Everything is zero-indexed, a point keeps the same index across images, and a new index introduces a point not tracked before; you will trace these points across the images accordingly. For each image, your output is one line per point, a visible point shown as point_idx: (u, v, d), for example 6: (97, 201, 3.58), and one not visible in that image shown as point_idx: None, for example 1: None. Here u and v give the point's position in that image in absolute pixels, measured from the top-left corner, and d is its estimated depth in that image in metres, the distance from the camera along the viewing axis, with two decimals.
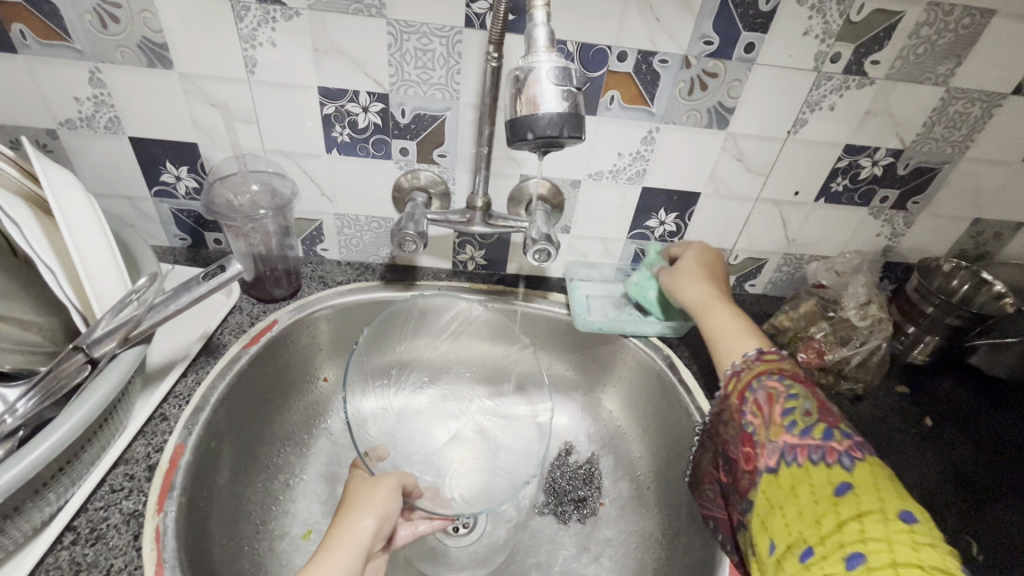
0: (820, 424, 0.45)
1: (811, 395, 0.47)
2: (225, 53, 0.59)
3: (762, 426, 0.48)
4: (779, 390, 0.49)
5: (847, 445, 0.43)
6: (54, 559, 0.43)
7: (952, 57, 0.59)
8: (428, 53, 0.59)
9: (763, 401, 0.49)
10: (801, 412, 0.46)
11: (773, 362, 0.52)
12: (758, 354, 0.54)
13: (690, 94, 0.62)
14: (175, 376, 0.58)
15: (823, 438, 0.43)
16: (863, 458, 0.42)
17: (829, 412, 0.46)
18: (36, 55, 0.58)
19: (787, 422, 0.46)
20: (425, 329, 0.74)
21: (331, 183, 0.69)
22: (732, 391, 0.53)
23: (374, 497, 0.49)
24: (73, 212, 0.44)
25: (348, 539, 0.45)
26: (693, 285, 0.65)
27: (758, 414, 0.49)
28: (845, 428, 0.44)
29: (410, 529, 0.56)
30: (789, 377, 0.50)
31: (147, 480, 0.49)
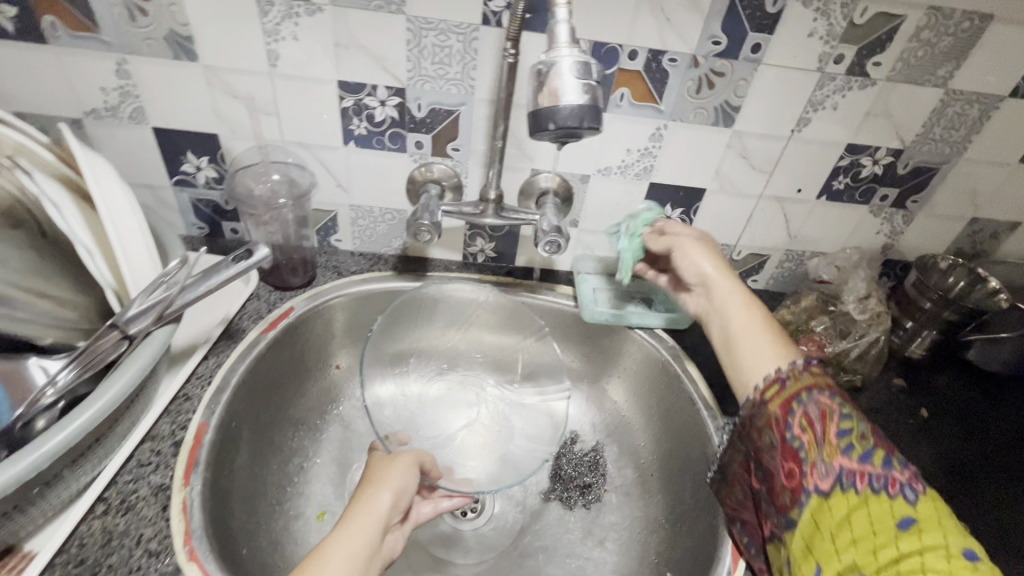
0: (878, 452, 0.46)
1: (863, 419, 0.49)
2: (249, 46, 0.61)
3: (813, 443, 0.48)
4: (833, 410, 0.49)
5: (907, 476, 0.45)
6: (88, 527, 0.45)
7: (951, 60, 0.61)
8: (445, 49, 0.61)
9: (815, 418, 0.49)
10: (858, 436, 0.47)
11: (819, 377, 0.52)
12: (805, 364, 0.53)
13: (698, 93, 0.64)
14: (197, 358, 0.60)
15: (884, 468, 0.45)
16: (924, 492, 0.44)
17: (879, 436, 0.48)
18: (65, 46, 0.60)
19: (844, 445, 0.47)
20: (437, 317, 0.77)
21: (347, 175, 0.71)
22: (773, 399, 0.52)
23: (391, 474, 0.51)
24: (111, 198, 0.46)
25: (367, 510, 0.47)
26: (714, 276, 0.61)
27: (809, 430, 0.49)
28: (899, 457, 0.46)
29: (433, 506, 0.57)
30: (839, 395, 0.50)
31: (174, 455, 0.51)
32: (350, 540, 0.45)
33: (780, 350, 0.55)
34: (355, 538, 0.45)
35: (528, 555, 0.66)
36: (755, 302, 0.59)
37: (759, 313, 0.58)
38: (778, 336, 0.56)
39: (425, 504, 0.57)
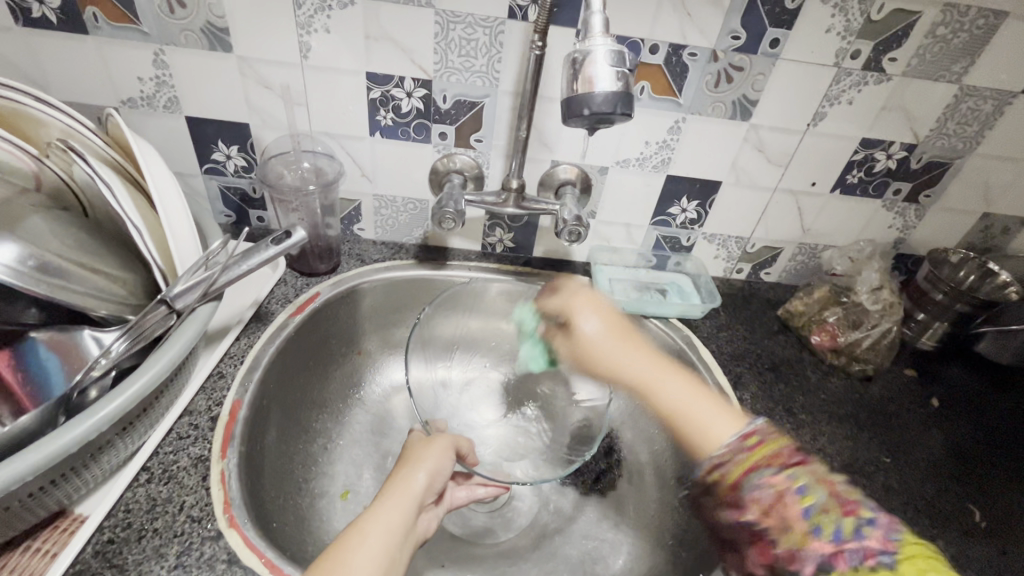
0: (845, 520, 0.36)
1: (818, 480, 0.39)
2: (282, 38, 0.63)
3: (778, 529, 0.38)
4: (786, 486, 0.39)
5: (880, 537, 0.35)
6: (133, 493, 0.47)
7: (966, 56, 0.63)
8: (471, 43, 0.63)
9: (771, 501, 0.39)
10: (820, 509, 0.37)
11: (760, 448, 0.42)
12: (739, 437, 0.43)
13: (716, 87, 0.66)
14: (230, 339, 0.62)
15: (857, 539, 0.35)
16: (900, 546, 0.35)
17: (840, 493, 0.38)
18: (106, 36, 0.62)
19: (812, 525, 0.37)
20: (477, 309, 0.78)
21: (372, 165, 0.73)
22: (720, 485, 0.42)
23: (427, 454, 0.53)
24: (162, 188, 0.50)
25: (404, 488, 0.49)
26: (621, 346, 0.55)
27: (768, 515, 0.39)
28: (867, 513, 0.37)
29: (467, 492, 0.58)
30: (785, 463, 0.40)
31: (210, 429, 0.53)
32: (387, 516, 0.45)
33: (726, 409, 0.47)
34: (392, 515, 0.46)
35: (547, 536, 0.68)
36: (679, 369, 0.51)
37: (687, 378, 0.50)
38: (713, 397, 0.48)
39: (459, 490, 0.57)
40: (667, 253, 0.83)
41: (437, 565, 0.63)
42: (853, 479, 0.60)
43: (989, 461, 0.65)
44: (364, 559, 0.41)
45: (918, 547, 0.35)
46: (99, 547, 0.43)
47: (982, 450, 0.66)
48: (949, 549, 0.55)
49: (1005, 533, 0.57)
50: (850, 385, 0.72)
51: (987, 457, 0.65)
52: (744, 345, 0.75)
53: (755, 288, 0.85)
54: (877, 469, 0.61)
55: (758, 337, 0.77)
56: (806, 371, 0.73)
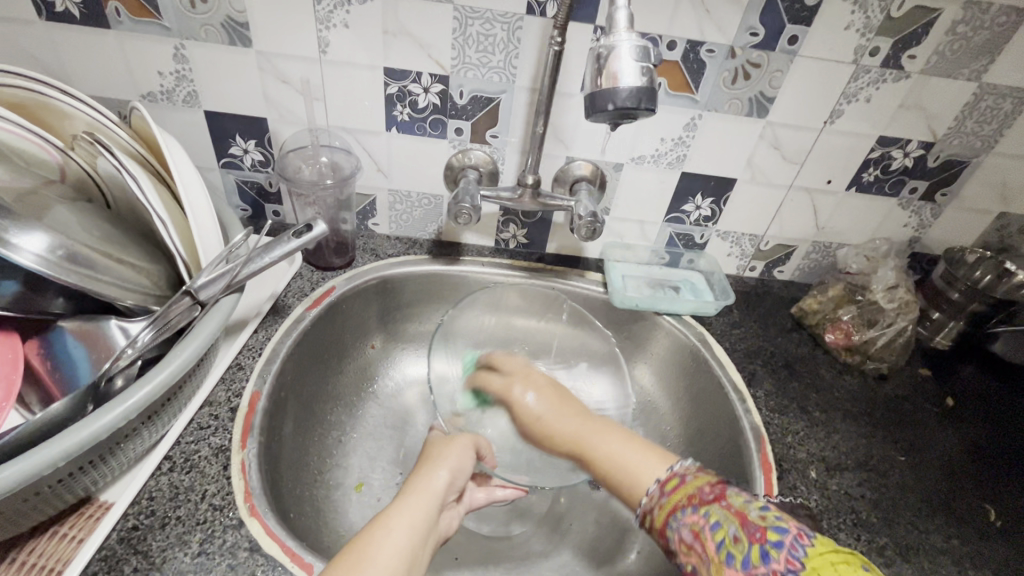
0: (753, 546, 0.37)
1: (730, 512, 0.40)
2: (300, 33, 0.63)
3: (701, 567, 0.39)
4: (700, 523, 0.40)
5: (786, 557, 0.35)
6: (156, 482, 0.48)
7: (986, 54, 0.62)
8: (489, 38, 0.63)
9: (690, 539, 0.40)
10: (732, 540, 0.38)
11: (680, 490, 0.44)
12: (661, 483, 0.45)
13: (733, 83, 0.66)
14: (248, 331, 0.63)
15: (764, 564, 0.36)
16: (805, 563, 0.35)
17: (754, 521, 0.39)
18: (128, 30, 0.63)
19: (723, 557, 0.38)
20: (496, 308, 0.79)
21: (388, 160, 0.74)
22: (654, 532, 0.44)
23: (448, 454, 0.53)
24: (184, 178, 0.50)
25: (426, 487, 0.49)
26: (563, 415, 0.59)
27: (690, 554, 0.40)
28: (774, 535, 0.37)
29: (486, 493, 0.60)
30: (701, 501, 0.42)
31: (230, 420, 0.54)
32: (409, 513, 0.46)
33: (653, 454, 0.50)
34: (414, 512, 0.46)
35: (559, 531, 0.68)
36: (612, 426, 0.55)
37: (616, 432, 0.54)
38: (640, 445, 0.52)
39: (479, 492, 0.60)
40: (680, 250, 0.83)
41: (451, 558, 0.63)
42: (867, 476, 0.60)
43: (1003, 460, 0.64)
44: (388, 553, 0.42)
45: (828, 559, 0.35)
46: (124, 534, 0.44)
47: (996, 449, 0.66)
48: (965, 547, 0.54)
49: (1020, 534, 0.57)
50: (864, 383, 0.72)
51: (1001, 457, 0.65)
52: (757, 342, 0.75)
53: (768, 286, 0.85)
54: (892, 468, 0.61)
55: (771, 335, 0.77)
56: (820, 369, 0.73)
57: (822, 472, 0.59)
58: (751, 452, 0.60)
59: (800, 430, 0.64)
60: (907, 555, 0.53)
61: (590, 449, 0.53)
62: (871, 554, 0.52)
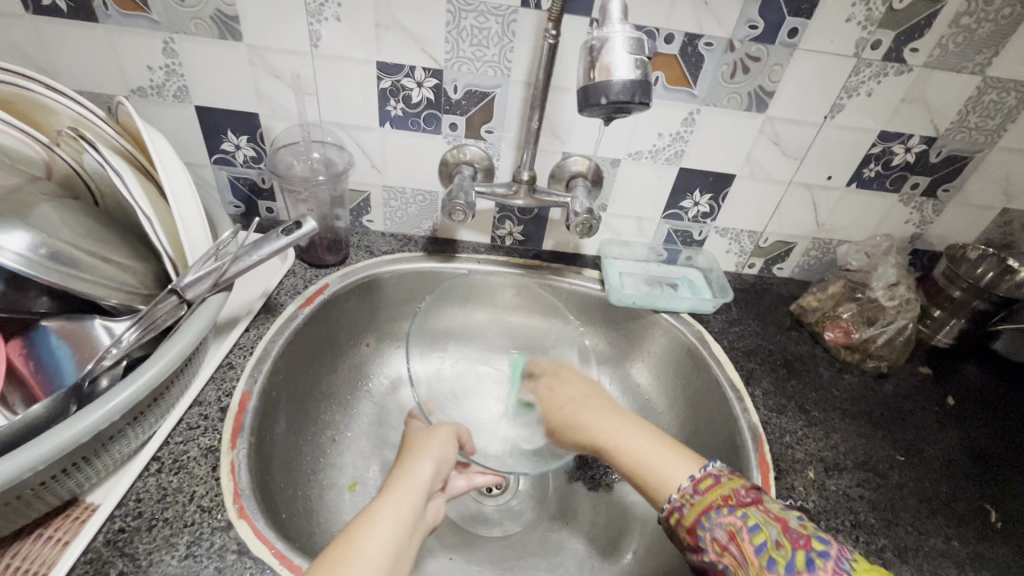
0: (797, 552, 0.38)
1: (770, 517, 0.41)
2: (291, 26, 0.62)
3: (736, 566, 0.40)
4: (738, 524, 0.41)
5: (833, 566, 0.37)
6: (144, 483, 0.47)
7: (990, 46, 0.61)
8: (483, 31, 0.62)
9: (725, 539, 0.41)
10: (774, 545, 0.39)
11: (714, 490, 0.44)
12: (694, 483, 0.45)
13: (732, 78, 0.64)
14: (239, 330, 0.62)
15: (809, 571, 0.37)
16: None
17: (794, 530, 0.40)
18: (116, 24, 0.62)
19: (765, 561, 0.38)
20: (484, 301, 0.80)
21: (381, 155, 0.73)
22: (678, 530, 0.45)
23: (431, 445, 0.53)
24: (171, 175, 0.49)
25: (411, 478, 0.49)
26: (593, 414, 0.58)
27: (724, 554, 0.41)
28: (818, 545, 0.38)
29: (467, 480, 0.59)
30: (740, 504, 0.42)
31: (220, 420, 0.53)
32: (395, 505, 0.45)
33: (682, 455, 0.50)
34: (400, 504, 0.45)
35: (554, 531, 0.68)
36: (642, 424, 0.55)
37: (644, 430, 0.54)
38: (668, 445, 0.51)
39: (459, 479, 0.58)
40: (678, 247, 0.82)
41: (445, 558, 0.63)
42: (867, 476, 0.59)
43: (1004, 460, 0.64)
44: (374, 545, 0.41)
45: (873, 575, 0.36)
46: (111, 536, 0.43)
47: (997, 449, 0.65)
48: (964, 548, 0.54)
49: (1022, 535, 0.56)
50: (864, 382, 0.71)
51: (1002, 457, 0.64)
52: (756, 340, 0.74)
53: (768, 283, 0.84)
54: (891, 467, 0.60)
55: (770, 332, 0.76)
56: (819, 367, 0.72)
57: (821, 472, 0.59)
58: (748, 452, 0.60)
59: (798, 430, 0.63)
60: (905, 556, 0.52)
61: (617, 447, 0.53)
62: (869, 556, 0.52)
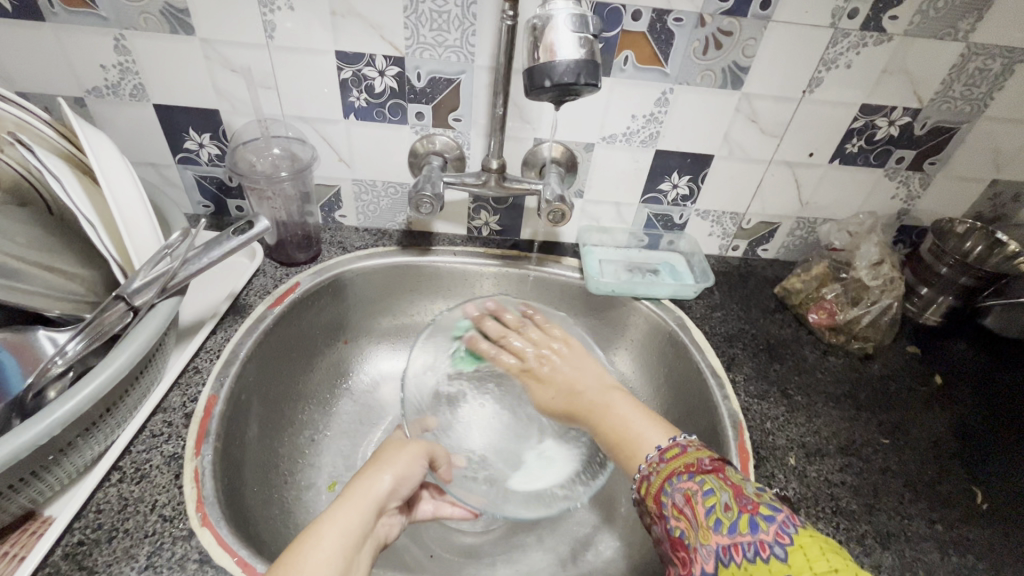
0: (743, 515, 0.37)
1: (726, 483, 0.39)
2: (244, 17, 0.60)
3: (688, 528, 0.39)
4: (694, 488, 0.40)
5: (776, 530, 0.35)
6: (104, 493, 0.46)
7: (972, 11, 0.58)
8: (443, 15, 0.60)
9: (682, 503, 0.40)
10: (722, 506, 0.38)
11: (678, 459, 0.43)
12: (661, 453, 0.45)
13: (704, 54, 0.62)
14: (205, 333, 0.61)
15: (752, 533, 0.36)
16: (794, 539, 0.35)
17: (747, 495, 0.38)
18: (63, 23, 0.60)
19: (714, 521, 0.37)
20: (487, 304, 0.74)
21: (348, 148, 0.71)
22: (646, 498, 0.44)
23: (398, 458, 0.51)
24: (114, 178, 0.48)
25: (365, 491, 0.47)
26: (585, 388, 0.59)
27: (679, 517, 0.40)
28: (766, 510, 0.37)
29: (435, 508, 0.57)
30: (701, 472, 0.41)
31: (185, 427, 0.52)
32: (344, 520, 0.44)
33: (658, 424, 0.50)
34: (351, 517, 0.44)
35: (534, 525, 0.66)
36: (623, 395, 0.55)
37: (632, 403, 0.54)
38: (650, 415, 0.52)
39: (426, 504, 0.56)
40: (659, 231, 0.80)
41: (426, 556, 0.62)
42: (850, 461, 0.58)
43: (993, 441, 0.62)
44: (318, 560, 0.40)
45: (817, 542, 0.35)
46: (69, 549, 0.43)
47: (987, 429, 0.63)
48: (948, 532, 0.52)
49: (1011, 518, 0.55)
50: (849, 364, 0.69)
51: (988, 438, 0.62)
52: (738, 325, 0.73)
53: (752, 266, 0.83)
54: (875, 451, 0.59)
55: (753, 317, 0.74)
56: (803, 350, 0.70)
57: (802, 458, 0.57)
58: (728, 440, 0.58)
59: (779, 416, 0.61)
60: (887, 542, 0.51)
61: (604, 416, 0.54)
62: (850, 543, 0.51)
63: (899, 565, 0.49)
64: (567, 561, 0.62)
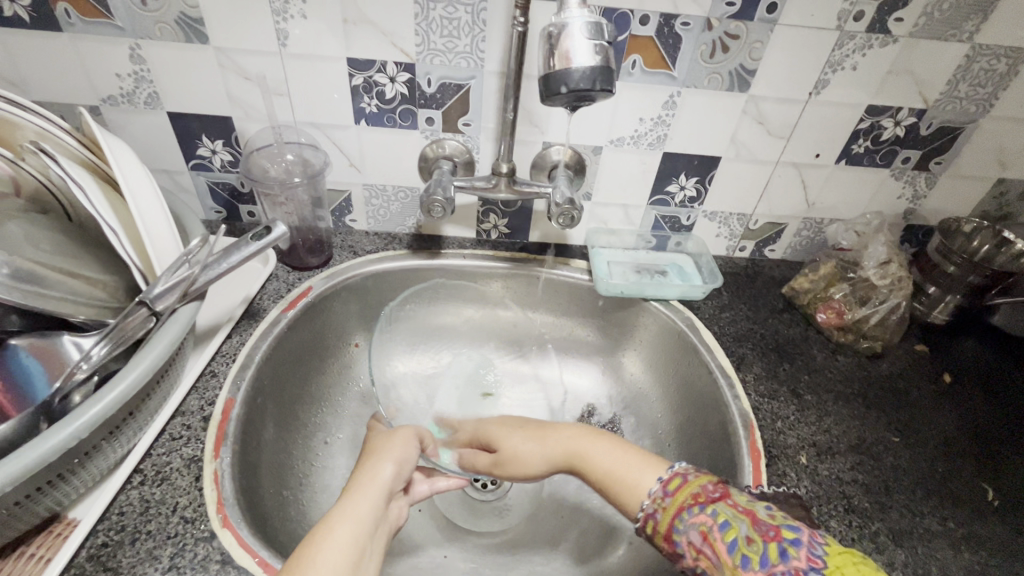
0: (769, 545, 0.37)
1: (739, 511, 0.40)
2: (258, 26, 0.61)
3: (712, 569, 0.39)
4: (709, 523, 0.40)
5: (806, 555, 0.36)
6: (126, 496, 0.47)
7: (977, 13, 0.59)
8: (453, 22, 0.60)
9: (700, 541, 0.40)
10: (745, 540, 0.38)
11: (683, 491, 0.43)
12: (663, 487, 0.45)
13: (712, 57, 0.63)
14: (221, 337, 0.62)
15: (783, 561, 0.36)
16: (826, 561, 0.35)
17: (764, 522, 0.39)
18: (80, 33, 0.60)
19: (739, 558, 0.37)
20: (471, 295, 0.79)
21: (359, 153, 0.72)
22: (659, 541, 0.43)
23: (393, 445, 0.51)
24: (134, 185, 0.50)
25: (369, 482, 0.47)
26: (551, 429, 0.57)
27: (700, 558, 0.40)
28: (789, 534, 0.37)
29: (430, 484, 0.56)
30: (710, 503, 0.42)
31: (204, 429, 0.53)
32: (354, 510, 0.44)
33: (648, 459, 0.50)
34: (360, 507, 0.45)
35: (545, 525, 0.67)
36: (602, 434, 0.54)
37: (612, 442, 0.53)
38: (635, 452, 0.51)
39: (421, 483, 0.56)
40: (666, 233, 0.81)
41: (439, 556, 0.63)
42: (860, 459, 0.58)
43: (1002, 438, 0.62)
44: (333, 548, 0.41)
45: (845, 558, 0.36)
46: (94, 551, 0.43)
47: (995, 426, 0.63)
48: (960, 529, 0.53)
49: (1022, 515, 0.55)
50: (857, 363, 0.70)
51: (997, 436, 0.62)
52: (747, 325, 0.73)
53: (759, 266, 0.83)
54: (886, 450, 0.59)
55: (762, 317, 0.75)
56: (812, 350, 0.71)
57: (813, 457, 0.58)
58: (740, 439, 0.59)
59: (790, 415, 0.62)
60: (900, 539, 0.51)
61: (586, 457, 0.52)
62: (864, 541, 0.51)
63: (912, 562, 0.50)
64: (579, 561, 0.63)
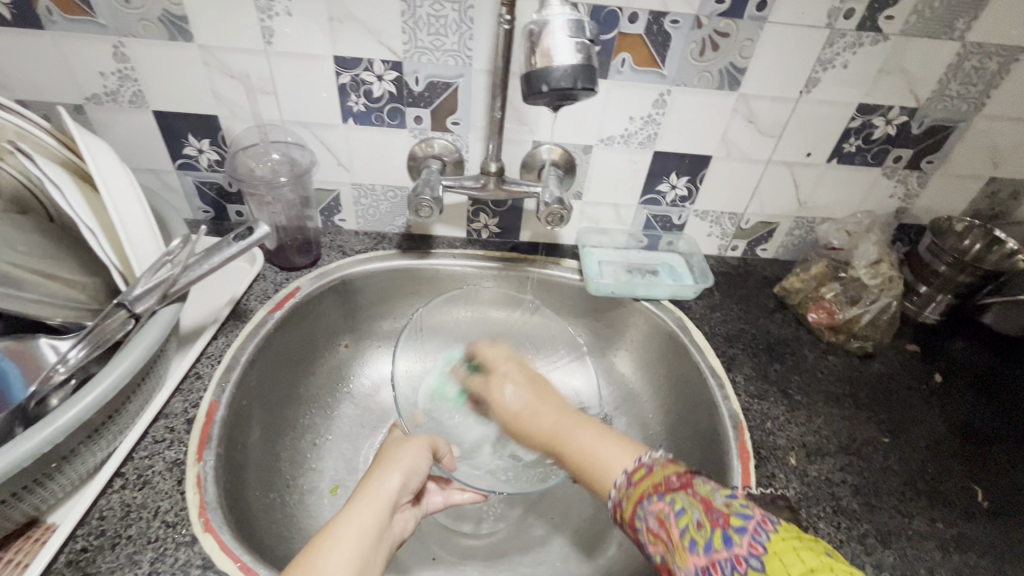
0: (716, 531, 0.36)
1: (695, 498, 0.38)
2: (243, 23, 0.60)
3: (666, 553, 0.38)
4: (666, 510, 0.39)
5: (749, 542, 0.35)
6: (107, 500, 0.47)
7: (968, 11, 0.59)
8: (440, 20, 0.60)
9: (656, 528, 0.39)
10: (694, 526, 0.37)
11: (647, 480, 0.42)
12: (629, 475, 0.44)
13: (701, 55, 0.62)
14: (207, 338, 0.61)
15: (726, 549, 0.35)
16: (767, 548, 0.34)
17: (716, 506, 0.37)
18: (62, 30, 0.60)
19: (688, 542, 0.36)
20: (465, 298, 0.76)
21: (347, 153, 0.71)
22: (624, 526, 0.43)
23: (402, 455, 0.50)
24: (114, 186, 0.49)
25: (376, 492, 0.47)
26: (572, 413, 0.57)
27: (656, 544, 0.39)
28: (737, 521, 0.36)
29: (444, 497, 0.56)
30: (669, 490, 0.40)
31: (187, 432, 0.52)
32: (359, 520, 0.44)
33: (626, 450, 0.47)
34: (365, 517, 0.44)
35: (535, 527, 0.66)
36: (586, 420, 0.52)
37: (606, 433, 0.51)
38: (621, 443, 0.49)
39: (435, 495, 0.55)
40: (658, 232, 0.80)
41: (428, 558, 0.62)
42: (849, 460, 0.58)
43: (992, 438, 0.62)
44: (337, 560, 0.40)
45: (789, 543, 0.34)
46: (73, 556, 0.43)
47: (985, 426, 0.63)
48: (949, 530, 0.53)
49: (1011, 515, 0.55)
50: (848, 363, 0.69)
51: (987, 436, 0.62)
52: (738, 324, 0.73)
53: (751, 266, 0.83)
54: (875, 450, 0.59)
55: (753, 316, 0.74)
56: (803, 350, 0.70)
57: (803, 458, 0.58)
58: (729, 440, 0.58)
59: (779, 416, 0.62)
60: (888, 540, 0.51)
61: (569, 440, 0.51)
62: (851, 542, 0.51)
63: (900, 564, 0.50)
64: (569, 563, 0.62)
